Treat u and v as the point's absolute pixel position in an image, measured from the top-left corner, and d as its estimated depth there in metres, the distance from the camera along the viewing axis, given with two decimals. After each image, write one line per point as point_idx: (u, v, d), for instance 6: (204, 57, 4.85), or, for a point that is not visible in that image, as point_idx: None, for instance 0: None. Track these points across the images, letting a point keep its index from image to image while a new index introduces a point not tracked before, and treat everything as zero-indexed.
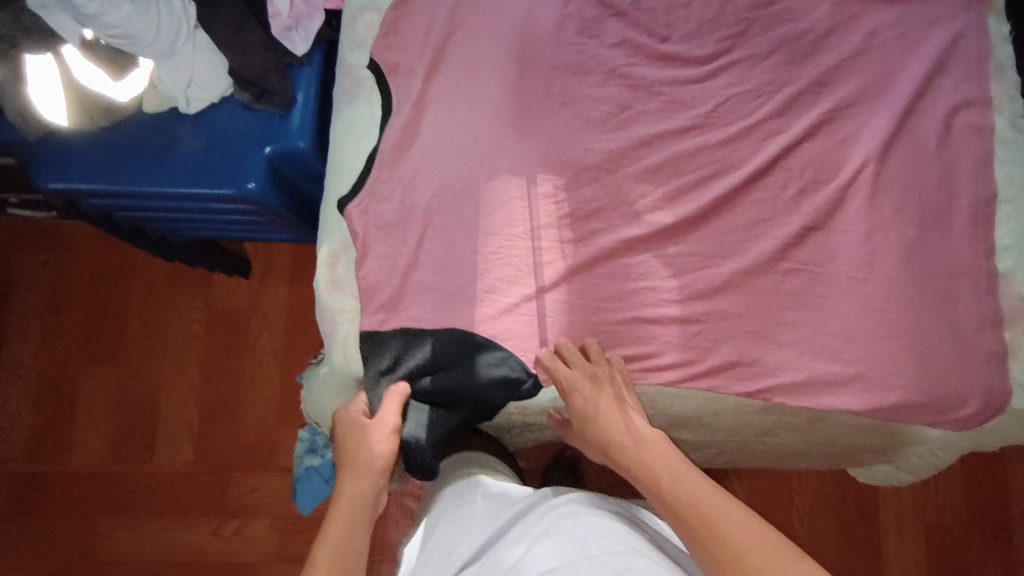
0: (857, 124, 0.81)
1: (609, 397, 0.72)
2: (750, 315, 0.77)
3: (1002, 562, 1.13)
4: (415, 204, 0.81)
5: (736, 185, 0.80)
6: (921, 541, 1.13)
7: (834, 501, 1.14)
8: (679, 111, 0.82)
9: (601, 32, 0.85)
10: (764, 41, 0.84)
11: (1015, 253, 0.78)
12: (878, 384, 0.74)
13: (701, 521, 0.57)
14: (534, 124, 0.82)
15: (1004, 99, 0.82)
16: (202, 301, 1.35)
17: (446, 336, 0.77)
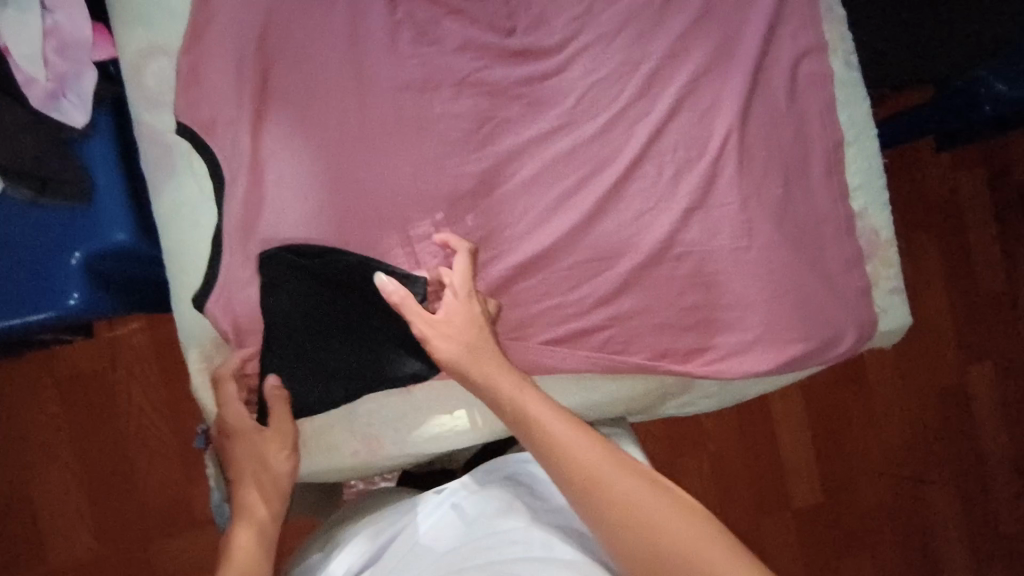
0: (715, 92, 0.80)
1: (473, 330, 0.68)
2: (653, 308, 0.79)
3: (863, 407, 1.38)
4: (281, 282, 0.70)
5: (617, 180, 0.78)
6: (801, 403, 1.37)
7: (727, 413, 1.34)
8: (543, 112, 0.77)
9: (440, 36, 0.75)
10: (610, 18, 0.79)
11: (863, 191, 0.84)
12: (773, 344, 0.80)
13: (588, 475, 0.59)
14: (395, 158, 0.73)
15: (837, 40, 0.84)
16: (48, 376, 1.15)
17: (352, 291, 0.72)
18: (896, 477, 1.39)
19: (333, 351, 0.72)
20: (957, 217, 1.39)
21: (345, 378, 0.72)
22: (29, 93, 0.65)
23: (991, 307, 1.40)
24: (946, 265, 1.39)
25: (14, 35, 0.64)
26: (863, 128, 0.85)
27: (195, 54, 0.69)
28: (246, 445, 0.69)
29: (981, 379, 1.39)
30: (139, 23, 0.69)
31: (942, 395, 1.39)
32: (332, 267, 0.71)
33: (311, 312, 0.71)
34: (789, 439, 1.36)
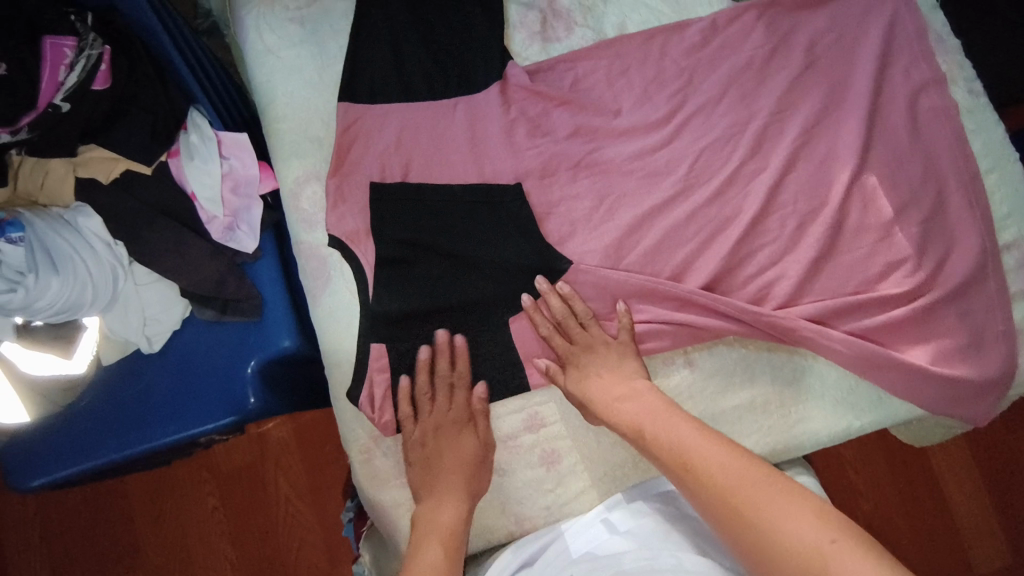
0: (829, 140, 0.80)
1: (591, 359, 0.73)
2: (791, 362, 0.78)
3: None
4: (417, 319, 0.76)
5: (740, 237, 0.78)
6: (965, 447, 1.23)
7: (884, 471, 1.23)
8: (658, 182, 0.79)
9: (553, 126, 0.81)
10: (712, 86, 0.81)
11: (1014, 218, 0.79)
12: (940, 388, 0.74)
13: (728, 500, 0.58)
14: (507, 192, 0.78)
15: (955, 69, 0.82)
16: (207, 473, 1.24)
17: (462, 198, 0.78)
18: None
19: (428, 345, 0.75)
20: None
21: (456, 288, 0.76)
22: (211, 229, 0.77)
23: None
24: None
25: (197, 182, 0.76)
26: (1002, 154, 0.80)
27: (341, 176, 0.78)
28: (455, 439, 0.73)
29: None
30: (296, 156, 0.80)
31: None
32: (420, 266, 0.77)
33: (404, 276, 0.76)
34: (969, 506, 1.22)
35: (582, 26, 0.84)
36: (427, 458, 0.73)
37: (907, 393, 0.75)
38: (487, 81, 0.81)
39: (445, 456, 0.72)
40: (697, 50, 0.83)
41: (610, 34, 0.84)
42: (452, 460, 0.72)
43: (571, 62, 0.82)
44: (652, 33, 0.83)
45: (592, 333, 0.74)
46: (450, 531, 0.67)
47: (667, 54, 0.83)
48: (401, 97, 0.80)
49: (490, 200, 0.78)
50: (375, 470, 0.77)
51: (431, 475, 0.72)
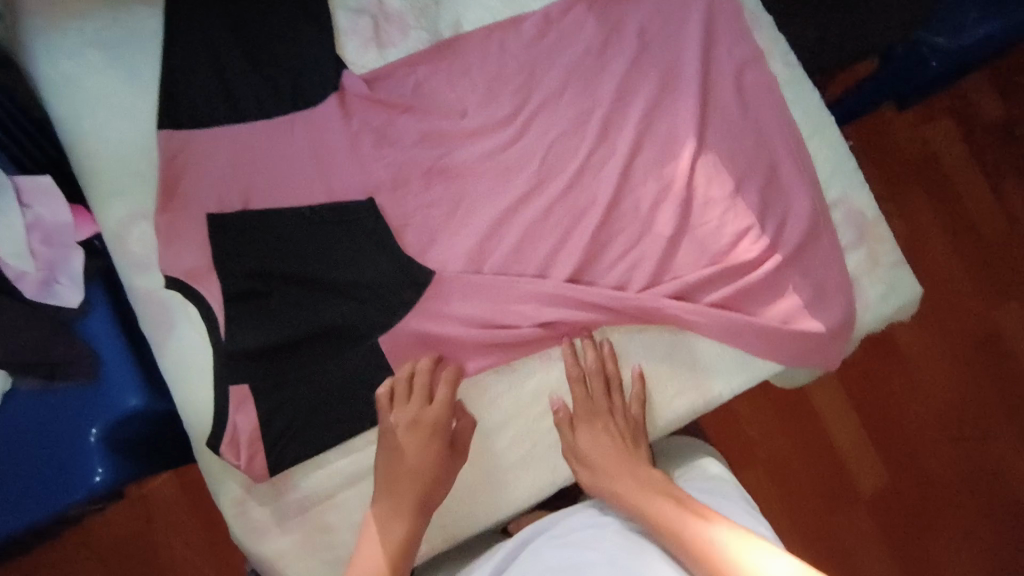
0: (669, 121, 0.83)
1: (609, 441, 0.74)
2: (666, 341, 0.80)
3: (909, 384, 1.44)
4: (278, 354, 0.71)
5: (598, 224, 0.79)
6: (839, 389, 1.42)
7: (777, 422, 1.37)
8: (512, 180, 0.79)
9: (398, 134, 0.78)
10: (553, 78, 0.82)
11: (837, 177, 0.86)
12: (792, 344, 0.79)
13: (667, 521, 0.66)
14: (360, 209, 0.75)
15: (771, 44, 0.87)
16: (80, 557, 1.10)
17: (314, 221, 0.74)
18: (946, 437, 1.43)
19: (293, 378, 0.71)
20: (940, 173, 1.54)
21: (318, 316, 0.72)
22: (23, 287, 0.68)
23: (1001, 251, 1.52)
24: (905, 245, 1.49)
25: None
26: (820, 119, 0.87)
27: (173, 212, 0.72)
28: (423, 441, 0.70)
29: (1010, 318, 1.49)
30: (116, 196, 0.72)
31: (976, 337, 1.47)
32: (277, 296, 0.72)
33: (258, 311, 0.71)
34: (839, 426, 1.39)
35: (416, 28, 0.81)
36: (388, 463, 0.70)
37: (765, 353, 0.80)
38: (324, 93, 0.77)
39: (406, 463, 0.69)
40: (534, 43, 0.83)
41: (446, 33, 0.82)
42: (408, 471, 0.69)
43: (409, 65, 0.79)
44: (489, 30, 0.82)
45: (609, 412, 0.76)
46: (398, 565, 0.65)
47: (506, 50, 0.82)
48: (230, 118, 0.74)
49: (344, 219, 0.74)
50: (253, 520, 0.70)
51: (395, 480, 0.69)
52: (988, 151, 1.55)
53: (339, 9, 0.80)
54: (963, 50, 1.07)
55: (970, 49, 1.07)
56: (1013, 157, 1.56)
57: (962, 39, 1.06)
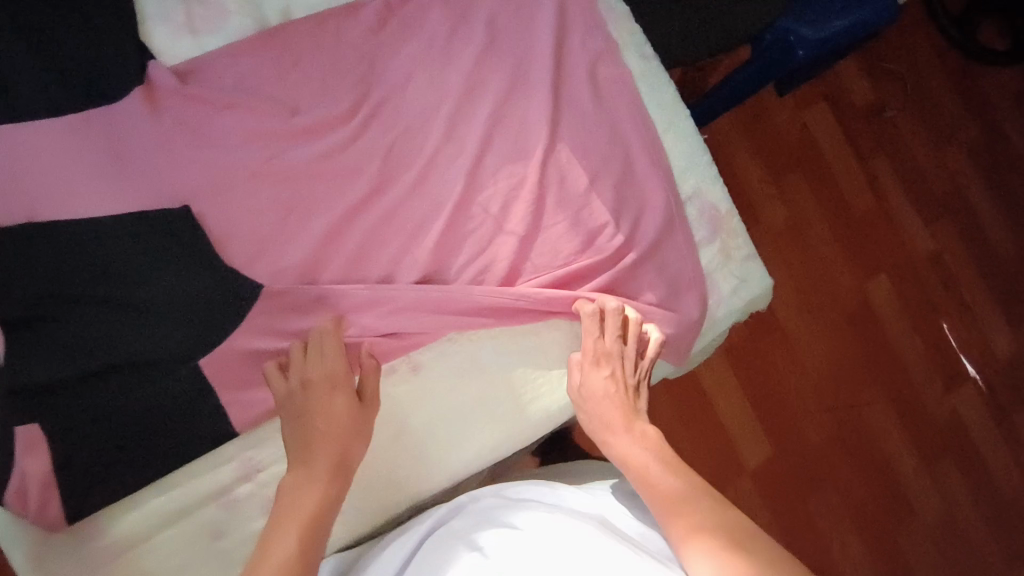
0: (520, 116, 0.79)
1: (615, 395, 0.75)
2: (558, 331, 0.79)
3: (789, 357, 1.54)
4: (77, 386, 0.63)
5: (446, 228, 0.76)
6: (725, 365, 1.51)
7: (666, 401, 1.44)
8: (351, 183, 0.74)
9: (219, 134, 0.70)
10: (395, 71, 0.77)
11: (691, 172, 0.85)
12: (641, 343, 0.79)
13: (670, 498, 0.64)
14: (171, 221, 0.67)
15: (626, 36, 0.85)
16: None
17: (115, 236, 0.66)
18: (824, 407, 1.53)
19: (89, 416, 0.63)
20: (815, 152, 1.63)
21: (125, 343, 0.65)
22: None
23: (875, 228, 1.63)
24: (784, 227, 1.59)
25: None
26: (674, 113, 0.86)
27: None
28: (326, 398, 0.67)
29: (881, 293, 1.61)
30: None
31: (851, 313, 1.58)
32: (71, 324, 0.64)
33: (50, 341, 0.63)
34: (725, 401, 1.49)
35: (238, 13, 0.73)
36: (305, 425, 0.67)
37: (615, 353, 0.79)
38: (126, 88, 0.68)
39: (313, 420, 0.67)
40: (374, 32, 0.77)
41: (273, 20, 0.74)
42: (323, 426, 0.66)
43: (229, 56, 0.71)
44: (322, 17, 0.75)
45: (619, 357, 0.76)
46: (314, 516, 0.61)
47: (343, 39, 0.75)
48: (8, 118, 0.64)
49: (152, 233, 0.67)
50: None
51: (309, 440, 0.66)
52: (860, 135, 1.66)
53: None
54: (821, 43, 1.07)
55: (833, 38, 1.07)
56: (884, 141, 1.67)
57: (821, 31, 1.06)
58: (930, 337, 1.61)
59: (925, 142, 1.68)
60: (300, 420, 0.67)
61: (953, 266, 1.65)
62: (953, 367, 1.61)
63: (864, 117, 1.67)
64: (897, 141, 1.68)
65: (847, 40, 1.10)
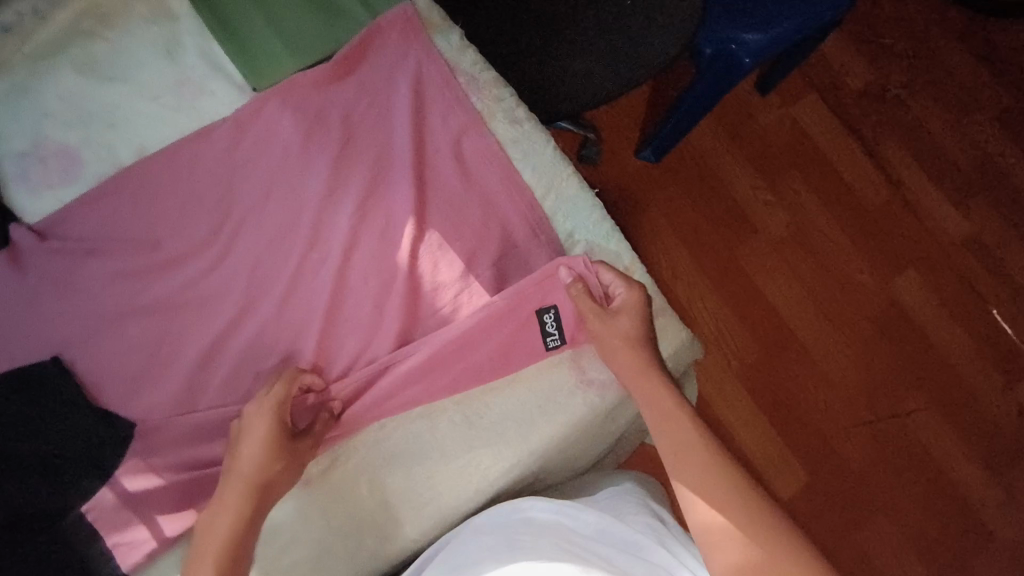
0: (385, 209, 0.77)
1: (642, 323, 0.73)
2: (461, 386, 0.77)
3: (809, 371, 1.42)
4: None
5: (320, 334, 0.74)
6: (738, 389, 1.40)
7: None
8: (218, 306, 0.74)
9: (82, 281, 0.72)
10: (253, 187, 0.76)
11: (581, 233, 0.80)
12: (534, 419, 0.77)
13: (695, 459, 0.62)
14: (40, 375, 0.69)
15: (493, 104, 0.82)
16: None
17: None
18: (859, 422, 1.40)
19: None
20: (808, 144, 1.50)
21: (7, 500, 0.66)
22: None
23: (890, 216, 1.48)
24: (786, 234, 1.47)
25: None
26: (556, 173, 0.81)
27: None
28: (264, 426, 0.66)
29: (911, 288, 1.46)
30: None
31: (877, 316, 1.44)
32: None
33: None
34: (742, 429, 1.38)
35: (94, 161, 0.76)
36: (240, 452, 0.66)
37: (511, 431, 0.76)
38: None
39: (253, 445, 0.66)
40: (228, 152, 0.77)
41: (128, 159, 0.76)
42: (259, 453, 0.65)
43: (85, 205, 0.74)
44: (174, 147, 0.76)
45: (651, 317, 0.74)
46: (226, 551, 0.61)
47: (197, 165, 0.76)
48: None
49: (27, 389, 0.69)
50: None
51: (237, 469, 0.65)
52: (862, 121, 1.52)
53: (3, 159, 0.74)
54: (766, 44, 1.11)
55: (777, 39, 1.11)
56: (891, 123, 1.52)
57: (768, 31, 1.10)
58: (974, 327, 1.45)
59: (940, 115, 1.53)
60: (245, 444, 0.66)
61: (994, 246, 1.49)
62: (1011, 359, 1.44)
63: (857, 101, 1.52)
64: (908, 119, 1.52)
65: (813, 24, 1.12)
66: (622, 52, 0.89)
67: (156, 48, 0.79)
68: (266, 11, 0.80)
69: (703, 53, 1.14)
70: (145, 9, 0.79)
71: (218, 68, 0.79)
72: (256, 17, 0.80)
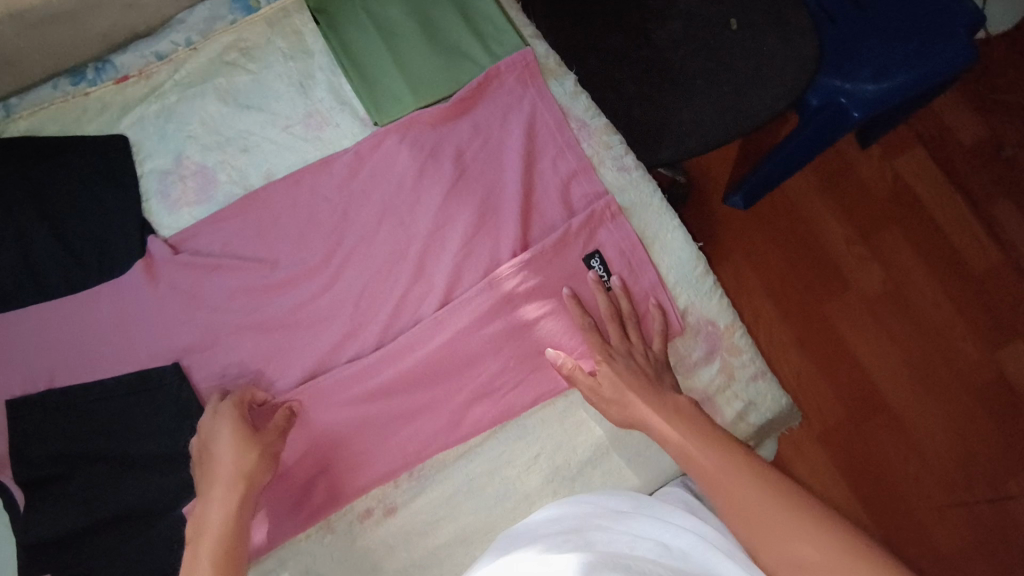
0: (491, 245, 0.79)
1: (626, 373, 0.71)
2: (557, 414, 0.77)
3: (899, 440, 1.33)
4: (82, 534, 0.70)
5: (416, 366, 0.75)
6: (819, 452, 1.33)
7: None
8: (323, 329, 0.77)
9: (206, 294, 0.77)
10: (367, 216, 0.80)
11: (683, 285, 0.79)
12: (619, 471, 0.77)
13: (717, 474, 0.60)
14: (161, 380, 0.74)
15: (602, 150, 0.83)
16: None
17: (121, 396, 0.74)
18: (952, 502, 1.29)
19: (87, 565, 0.70)
20: (913, 200, 1.43)
21: (123, 492, 0.71)
22: None
23: (1002, 282, 1.38)
24: (882, 293, 1.39)
25: None
26: (662, 225, 0.81)
27: None
28: (220, 434, 0.68)
29: (1022, 362, 1.34)
30: None
31: (978, 389, 1.34)
32: (77, 478, 0.72)
33: (65, 491, 0.71)
34: (821, 494, 1.31)
35: (226, 181, 0.81)
36: (206, 457, 0.68)
37: (597, 478, 0.76)
38: (130, 264, 0.77)
39: (216, 450, 0.67)
40: (347, 180, 0.80)
41: (257, 182, 0.81)
42: (224, 454, 0.67)
43: (215, 222, 0.79)
44: (298, 175, 0.80)
45: (627, 351, 0.74)
46: (229, 542, 0.62)
47: (317, 193, 0.80)
48: (40, 298, 0.76)
49: (149, 390, 0.74)
50: None
51: (207, 472, 0.67)
52: (973, 180, 1.43)
53: (147, 175, 0.81)
54: (881, 96, 1.04)
55: (896, 90, 1.04)
56: (1006, 185, 1.42)
57: (883, 82, 1.04)
58: None
59: None
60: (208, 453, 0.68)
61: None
62: None
63: (972, 159, 1.44)
64: None
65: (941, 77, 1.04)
66: (733, 107, 0.85)
67: (291, 80, 0.84)
68: (393, 51, 0.84)
69: (808, 105, 1.11)
70: (284, 44, 0.85)
71: (344, 103, 0.84)
72: (383, 55, 0.84)
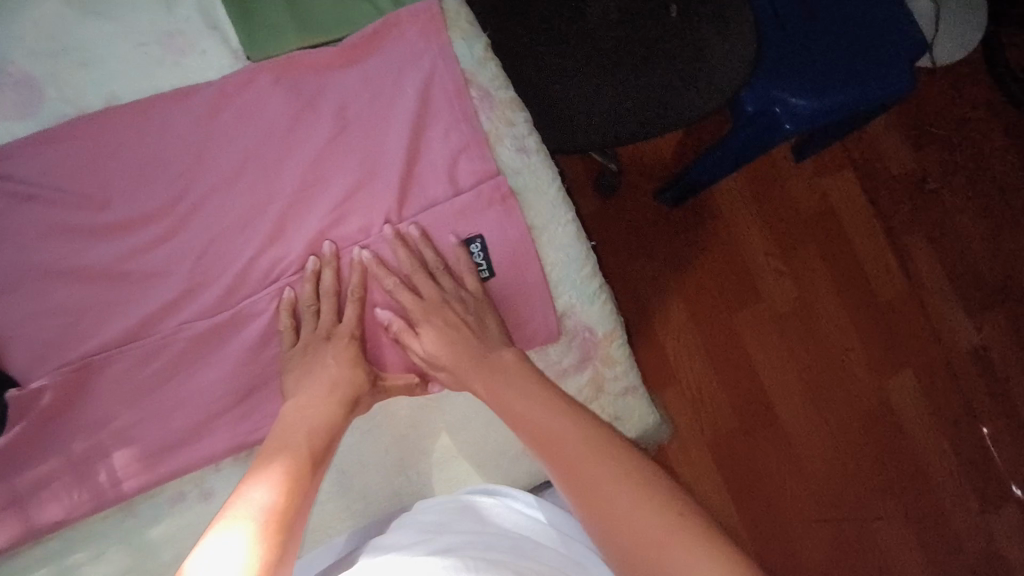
0: (362, 214, 0.70)
1: (447, 330, 0.66)
2: (408, 408, 0.71)
3: (784, 455, 1.35)
4: None
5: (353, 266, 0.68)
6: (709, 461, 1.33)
7: None
8: (154, 286, 0.67)
9: (15, 228, 0.65)
10: (224, 162, 0.69)
11: (566, 285, 0.74)
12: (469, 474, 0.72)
13: (546, 439, 0.56)
14: None
15: (502, 127, 0.75)
16: None
17: None
18: (823, 519, 1.33)
19: None
20: (835, 221, 1.42)
21: None
22: None
23: (903, 313, 1.41)
24: (791, 309, 1.39)
25: None
26: (555, 215, 0.75)
27: None
28: (324, 354, 0.64)
29: (909, 392, 1.38)
30: None
31: (865, 413, 1.37)
32: None
33: None
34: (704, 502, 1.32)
35: (57, 99, 0.69)
36: (307, 367, 0.64)
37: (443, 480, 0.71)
38: None
39: (308, 377, 0.63)
40: (206, 118, 0.69)
41: (95, 105, 0.69)
42: (319, 383, 0.63)
43: (35, 146, 0.66)
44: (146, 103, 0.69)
45: (444, 300, 0.68)
46: (311, 449, 0.57)
47: (167, 127, 0.69)
48: None
49: None
50: None
51: (304, 387, 0.63)
52: (894, 209, 1.43)
53: None
54: (813, 113, 1.00)
55: (828, 111, 1.00)
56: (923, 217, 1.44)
57: (817, 100, 0.99)
58: (966, 448, 1.37)
59: (976, 219, 1.44)
60: (303, 369, 0.64)
61: (1003, 366, 1.40)
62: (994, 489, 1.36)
63: (897, 188, 1.44)
64: (943, 215, 1.44)
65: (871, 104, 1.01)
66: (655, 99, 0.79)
67: None
68: None
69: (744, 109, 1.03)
70: None
71: (215, 28, 0.73)
72: None
